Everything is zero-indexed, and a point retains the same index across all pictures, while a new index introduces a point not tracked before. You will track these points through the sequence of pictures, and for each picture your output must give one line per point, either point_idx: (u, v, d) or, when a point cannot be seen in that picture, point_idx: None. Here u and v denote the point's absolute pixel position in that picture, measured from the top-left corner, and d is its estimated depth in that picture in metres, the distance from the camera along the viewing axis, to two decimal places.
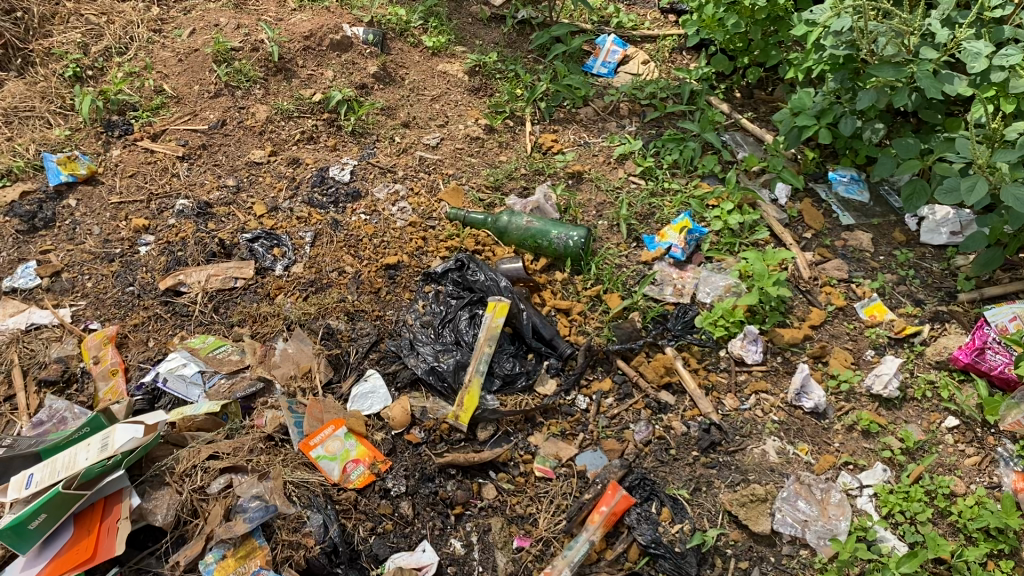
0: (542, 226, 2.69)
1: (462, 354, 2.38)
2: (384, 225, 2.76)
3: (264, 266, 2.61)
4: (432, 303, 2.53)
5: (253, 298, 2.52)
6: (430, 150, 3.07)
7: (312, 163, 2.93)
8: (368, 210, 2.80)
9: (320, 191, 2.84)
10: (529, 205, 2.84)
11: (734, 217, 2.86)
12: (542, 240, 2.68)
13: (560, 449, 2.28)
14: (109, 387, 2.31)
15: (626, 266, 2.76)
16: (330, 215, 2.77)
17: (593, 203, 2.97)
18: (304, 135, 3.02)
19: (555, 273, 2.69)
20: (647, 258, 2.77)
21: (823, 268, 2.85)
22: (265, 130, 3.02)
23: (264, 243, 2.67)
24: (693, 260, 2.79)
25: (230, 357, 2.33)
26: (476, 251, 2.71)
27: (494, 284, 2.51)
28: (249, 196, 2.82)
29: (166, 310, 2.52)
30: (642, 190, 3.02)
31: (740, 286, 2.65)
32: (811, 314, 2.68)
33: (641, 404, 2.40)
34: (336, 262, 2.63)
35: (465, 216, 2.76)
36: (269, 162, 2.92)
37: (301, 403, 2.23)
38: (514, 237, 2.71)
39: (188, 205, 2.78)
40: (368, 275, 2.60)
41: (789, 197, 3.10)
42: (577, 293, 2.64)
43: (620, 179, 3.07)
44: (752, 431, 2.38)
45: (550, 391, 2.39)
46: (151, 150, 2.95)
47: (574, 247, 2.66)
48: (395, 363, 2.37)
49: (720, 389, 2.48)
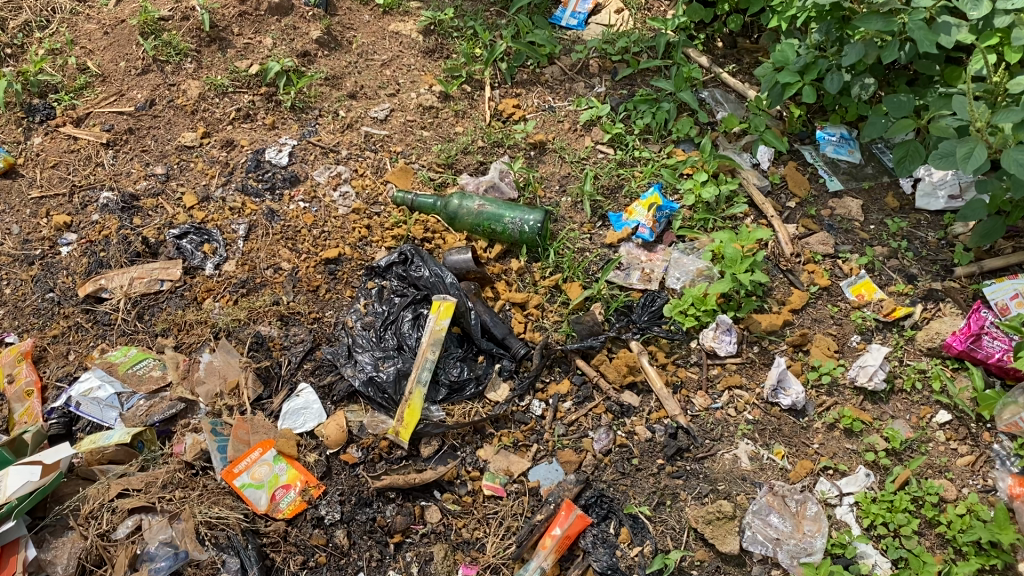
0: (496, 210, 2.46)
1: (403, 360, 2.17)
2: (324, 214, 2.54)
3: (192, 264, 2.40)
4: (375, 302, 2.32)
5: (178, 302, 2.32)
6: (377, 125, 2.81)
7: (247, 145, 2.69)
8: (308, 196, 2.57)
9: (255, 177, 2.61)
10: (483, 184, 2.60)
11: (709, 188, 2.60)
12: (495, 226, 2.45)
13: (511, 463, 2.09)
14: (24, 410, 2.15)
15: (590, 249, 2.52)
16: (266, 204, 2.55)
17: (557, 176, 2.73)
18: (240, 113, 2.77)
19: (511, 261, 2.47)
20: (613, 240, 2.52)
21: (806, 242, 2.61)
22: (198, 109, 2.77)
23: (193, 239, 2.45)
24: (664, 240, 2.55)
25: (151, 375, 2.13)
26: (426, 239, 2.48)
27: (440, 281, 2.29)
28: (179, 185, 2.59)
29: (88, 318, 2.32)
30: (610, 161, 2.77)
31: (714, 270, 2.41)
32: (792, 297, 2.45)
33: (602, 408, 2.20)
34: (270, 259, 2.43)
35: (412, 201, 2.52)
36: (201, 146, 2.69)
37: (226, 423, 2.05)
38: (465, 223, 2.48)
39: (113, 198, 2.56)
40: (306, 272, 2.39)
41: (772, 160, 2.84)
42: (534, 284, 2.42)
43: (586, 149, 2.81)
44: (724, 434, 2.19)
45: (502, 397, 2.18)
46: (74, 137, 2.72)
47: (530, 234, 2.43)
48: (331, 373, 2.18)
49: (689, 386, 2.28)
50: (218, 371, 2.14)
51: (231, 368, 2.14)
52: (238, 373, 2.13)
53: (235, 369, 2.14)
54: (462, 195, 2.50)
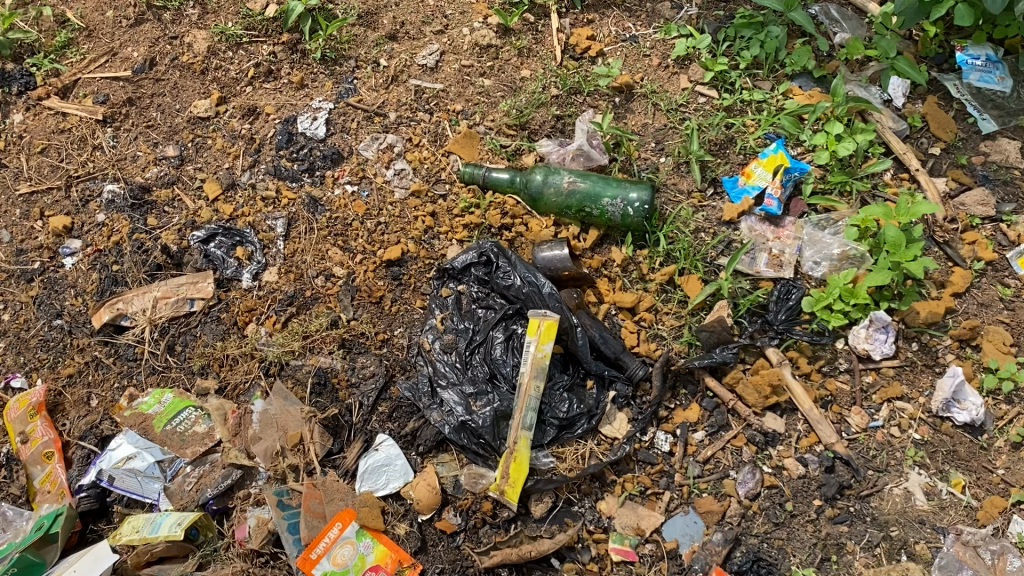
0: (592, 186, 2.00)
1: (500, 397, 1.77)
2: (377, 199, 2.08)
3: (226, 275, 1.98)
4: (455, 316, 1.91)
5: (216, 328, 1.91)
6: (427, 75, 2.30)
7: (273, 112, 2.20)
8: (354, 176, 2.10)
9: (288, 155, 2.13)
10: (569, 154, 2.15)
11: (846, 143, 2.12)
12: (591, 208, 2.00)
13: (640, 518, 1.72)
14: (45, 476, 1.77)
15: (705, 228, 2.08)
16: (304, 189, 2.09)
17: (650, 130, 2.26)
18: (259, 69, 2.27)
19: (610, 249, 2.03)
20: (731, 216, 2.07)
21: (961, 202, 2.16)
22: (208, 68, 2.26)
23: (222, 243, 2.01)
24: (793, 210, 2.10)
25: (195, 432, 1.76)
26: (505, 227, 2.05)
27: (535, 290, 1.85)
28: (197, 169, 2.13)
29: (107, 353, 1.91)
30: (714, 108, 2.28)
31: (862, 251, 1.98)
32: (953, 277, 2.03)
33: (742, 439, 1.82)
34: (319, 263, 2.00)
35: (487, 175, 2.05)
36: (218, 116, 2.20)
37: (295, 491, 1.68)
38: (552, 205, 2.03)
39: (119, 191, 2.10)
40: (365, 280, 1.97)
41: (908, 94, 2.34)
42: (642, 279, 2.00)
43: (684, 93, 2.32)
44: (889, 463, 1.82)
45: (621, 433, 1.79)
46: (63, 112, 2.23)
47: (636, 217, 1.98)
48: (412, 417, 1.79)
49: (842, 401, 1.90)
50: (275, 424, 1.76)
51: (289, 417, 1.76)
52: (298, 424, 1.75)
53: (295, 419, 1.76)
54: (549, 168, 2.03)
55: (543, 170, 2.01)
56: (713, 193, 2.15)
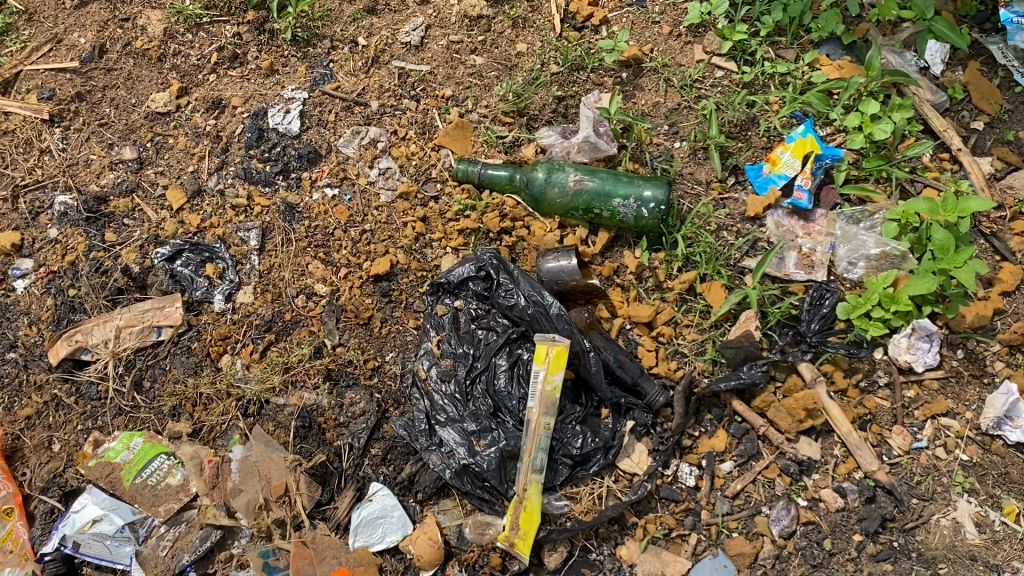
0: (602, 184, 1.80)
1: (506, 435, 1.58)
2: (361, 204, 1.87)
3: (195, 297, 1.77)
4: (453, 337, 1.72)
5: (186, 361, 1.71)
6: (412, 55, 2.05)
7: (241, 105, 1.96)
8: (334, 177, 1.88)
9: (259, 154, 1.90)
10: (573, 147, 1.91)
11: (883, 124, 1.90)
12: (599, 210, 1.80)
13: (665, 564, 1.59)
14: (4, 535, 1.60)
15: (730, 225, 1.87)
16: (279, 195, 1.87)
17: (662, 110, 2.04)
18: (223, 53, 2.02)
19: (622, 253, 1.84)
20: (756, 210, 1.86)
21: (1008, 185, 1.95)
22: (165, 54, 2.02)
23: (190, 260, 1.80)
24: (825, 202, 1.89)
25: (168, 485, 1.59)
26: (504, 231, 1.84)
27: (540, 309, 1.65)
28: (159, 173, 1.91)
29: (67, 390, 1.72)
30: (733, 83, 2.05)
31: (904, 250, 1.77)
32: (1002, 272, 1.81)
33: (774, 470, 1.66)
34: (299, 280, 1.80)
35: (484, 172, 1.84)
36: (180, 111, 1.97)
37: (283, 550, 1.54)
38: (557, 206, 1.83)
39: (72, 202, 1.88)
40: (351, 298, 1.77)
41: (946, 61, 2.09)
42: (659, 287, 1.80)
43: (699, 67, 2.08)
44: (936, 491, 1.65)
45: (642, 468, 1.62)
46: (5, 111, 2.00)
47: (650, 219, 1.78)
48: (410, 459, 1.61)
49: (882, 419, 1.74)
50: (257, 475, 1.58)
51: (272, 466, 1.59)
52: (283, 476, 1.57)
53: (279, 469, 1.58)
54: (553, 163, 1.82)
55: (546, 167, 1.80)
56: (737, 185, 1.94)
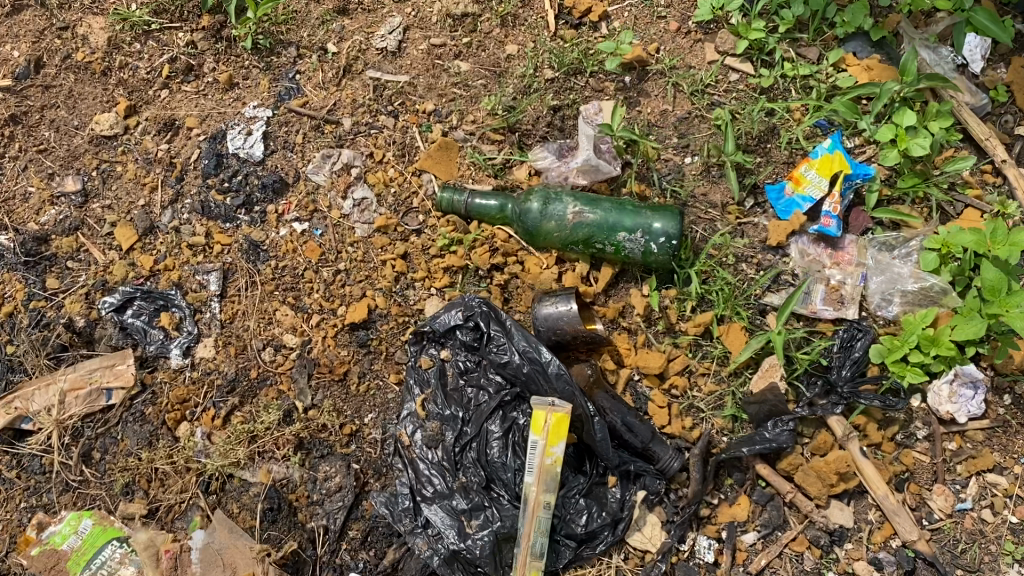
0: (605, 214, 1.59)
1: (502, 514, 1.41)
2: (334, 239, 1.65)
3: (149, 353, 1.58)
4: (439, 395, 1.53)
5: (141, 430, 1.53)
6: (388, 62, 1.82)
7: (196, 127, 1.74)
8: (303, 210, 1.67)
9: (217, 185, 1.69)
10: (568, 172, 1.69)
11: (920, 138, 1.67)
12: (602, 245, 1.60)
13: None
14: None
15: (751, 255, 1.67)
16: (241, 231, 1.66)
17: (671, 120, 1.82)
18: (176, 65, 1.80)
19: (628, 290, 1.64)
20: (779, 239, 1.65)
21: None
22: (110, 68, 1.79)
23: (142, 309, 1.60)
24: (854, 226, 1.69)
25: None
26: (496, 267, 1.65)
27: (538, 368, 1.45)
28: (106, 208, 1.69)
29: (8, 463, 1.53)
30: (750, 88, 1.83)
31: (944, 283, 1.59)
32: None
33: (802, 542, 1.49)
34: (266, 330, 1.60)
35: (471, 202, 1.62)
36: (128, 133, 1.75)
37: None
38: (554, 241, 1.62)
39: (8, 243, 1.67)
40: (324, 351, 1.58)
41: (988, 56, 1.84)
42: (670, 331, 1.61)
43: (711, 70, 1.85)
44: (981, 561, 1.50)
45: (654, 545, 1.45)
46: None
47: (660, 255, 1.58)
48: (394, 540, 1.45)
49: (921, 477, 1.56)
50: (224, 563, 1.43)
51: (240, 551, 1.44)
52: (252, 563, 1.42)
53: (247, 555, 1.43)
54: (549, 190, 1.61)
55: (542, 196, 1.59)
56: (756, 208, 1.73)
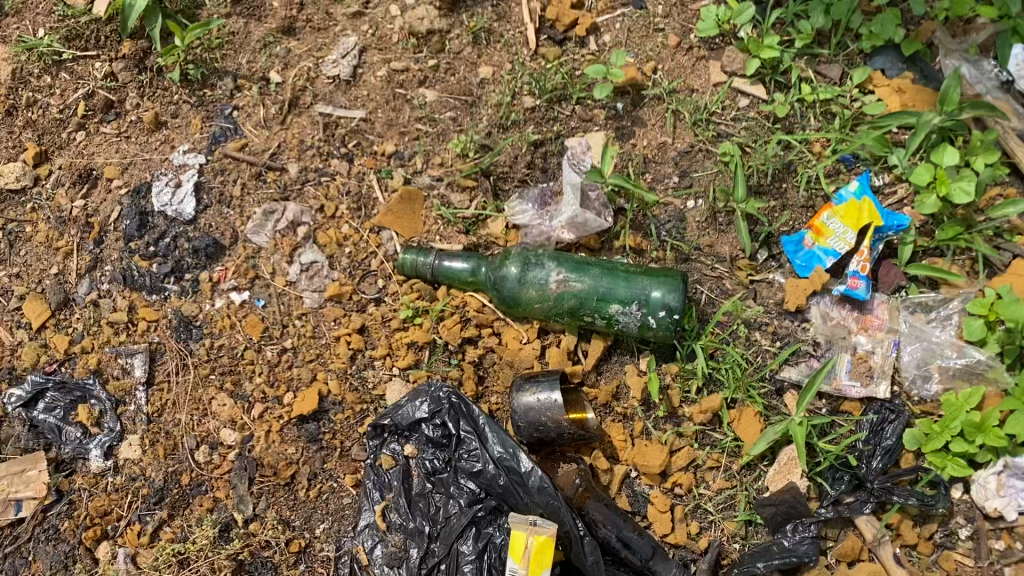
0: (596, 281, 1.35)
1: None
2: (278, 311, 1.42)
3: (65, 455, 1.38)
4: (402, 501, 1.31)
5: (54, 551, 1.34)
6: (342, 93, 1.55)
7: (118, 178, 1.49)
8: (242, 278, 1.43)
9: (142, 249, 1.44)
10: (548, 232, 1.45)
11: (963, 181, 1.43)
12: (592, 318, 1.37)
13: None
14: None
15: (766, 320, 1.43)
16: (170, 304, 1.42)
17: (671, 153, 1.55)
18: (93, 101, 1.53)
19: (623, 365, 1.41)
20: (798, 303, 1.42)
21: None
22: (15, 106, 1.52)
23: (55, 402, 1.39)
24: (885, 283, 1.45)
25: None
26: (469, 340, 1.42)
27: (518, 481, 1.23)
28: (15, 277, 1.46)
29: None
30: (763, 115, 1.56)
31: (992, 357, 1.37)
32: None
33: None
34: (201, 424, 1.38)
35: (438, 265, 1.38)
36: (39, 185, 1.50)
37: None
38: (536, 312, 1.38)
39: None
40: (268, 449, 1.36)
41: None
42: (672, 415, 1.38)
43: (719, 93, 1.57)
44: None
45: None
46: None
47: (661, 331, 1.34)
48: None
49: None
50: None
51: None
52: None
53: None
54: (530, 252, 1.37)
55: (522, 260, 1.35)
56: (772, 263, 1.49)
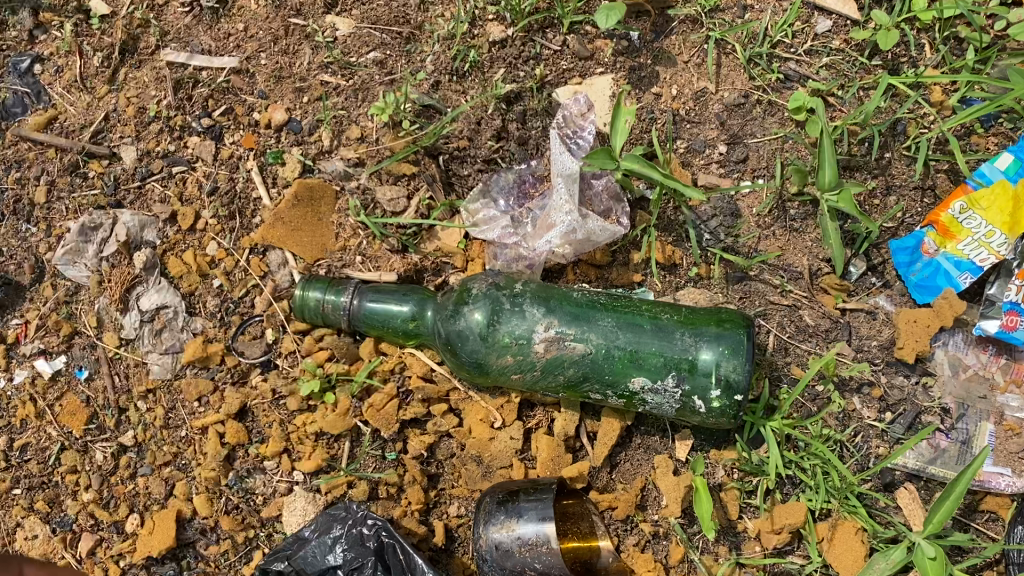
0: (610, 336, 0.84)
1: None
2: (111, 387, 0.93)
3: None
4: None
5: None
6: (201, 28, 0.99)
7: None
8: (52, 337, 0.94)
9: None
10: (529, 248, 0.92)
11: None
12: (602, 394, 0.86)
13: None
14: None
15: (869, 380, 0.92)
16: None
17: (716, 108, 1.01)
18: None
19: (652, 455, 0.91)
20: (917, 349, 0.92)
21: None
22: None
23: None
24: None
25: None
26: (413, 423, 0.92)
27: None
28: None
29: None
30: (857, 43, 1.01)
31: None
32: None
33: None
34: None
35: (358, 309, 0.86)
36: None
37: None
38: (513, 383, 0.87)
39: None
40: None
41: None
42: (725, 532, 0.90)
43: (786, 12, 1.01)
44: None
45: None
46: None
47: (713, 417, 0.84)
48: None
49: None
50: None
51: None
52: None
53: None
54: (504, 288, 0.85)
55: (491, 303, 0.83)
56: (873, 279, 0.97)
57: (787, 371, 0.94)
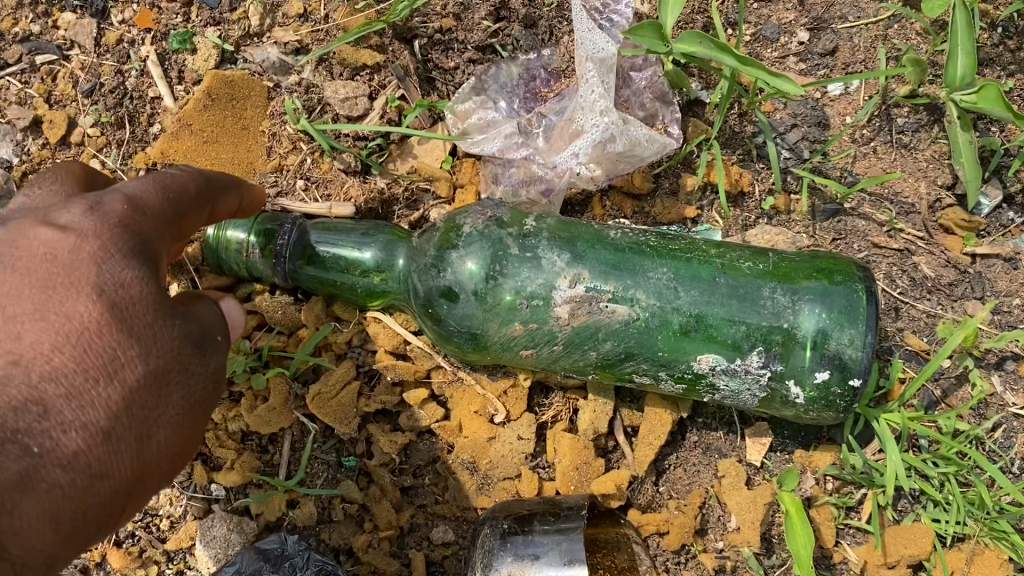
0: (664, 295, 0.57)
1: None
2: None
3: None
4: None
5: None
6: None
7: None
8: None
9: None
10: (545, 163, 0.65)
11: None
12: (652, 377, 0.59)
13: None
14: None
15: (1016, 352, 0.66)
16: None
17: None
18: None
19: (714, 460, 0.65)
20: None
21: None
22: None
23: None
24: None
25: None
26: (379, 415, 0.65)
27: None
28: None
29: None
30: None
31: None
32: None
33: None
34: None
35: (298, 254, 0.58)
36: None
37: None
38: (525, 361, 0.60)
39: None
40: None
41: None
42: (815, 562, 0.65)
43: None
44: None
45: None
46: None
47: (812, 411, 0.58)
48: None
49: None
50: (60, 463, 0.38)
51: (162, 419, 0.42)
52: (150, 490, 0.43)
53: (172, 438, 0.43)
54: (510, 225, 0.58)
55: (490, 246, 0.56)
56: (1010, 214, 0.70)
57: (898, 340, 0.68)
